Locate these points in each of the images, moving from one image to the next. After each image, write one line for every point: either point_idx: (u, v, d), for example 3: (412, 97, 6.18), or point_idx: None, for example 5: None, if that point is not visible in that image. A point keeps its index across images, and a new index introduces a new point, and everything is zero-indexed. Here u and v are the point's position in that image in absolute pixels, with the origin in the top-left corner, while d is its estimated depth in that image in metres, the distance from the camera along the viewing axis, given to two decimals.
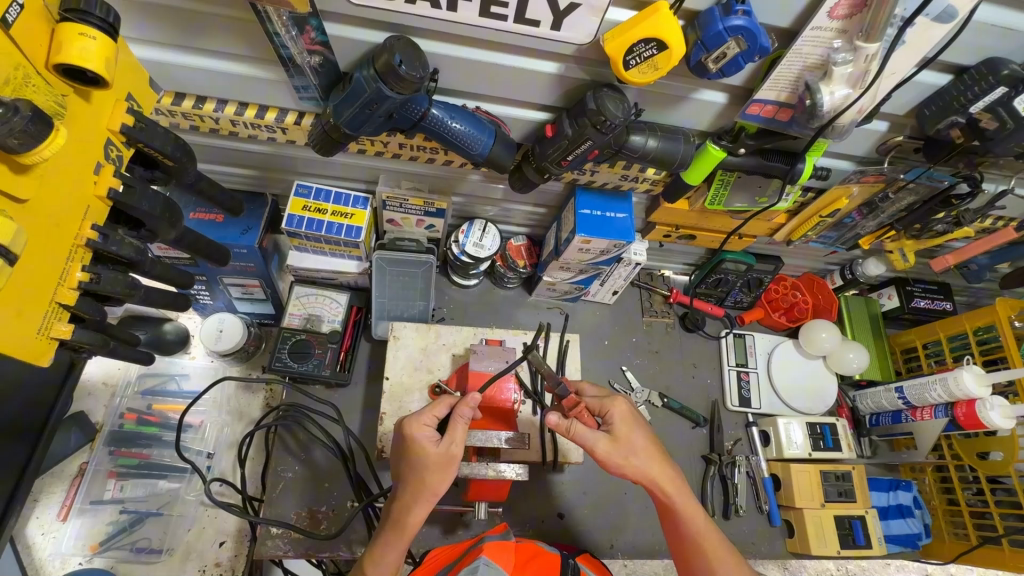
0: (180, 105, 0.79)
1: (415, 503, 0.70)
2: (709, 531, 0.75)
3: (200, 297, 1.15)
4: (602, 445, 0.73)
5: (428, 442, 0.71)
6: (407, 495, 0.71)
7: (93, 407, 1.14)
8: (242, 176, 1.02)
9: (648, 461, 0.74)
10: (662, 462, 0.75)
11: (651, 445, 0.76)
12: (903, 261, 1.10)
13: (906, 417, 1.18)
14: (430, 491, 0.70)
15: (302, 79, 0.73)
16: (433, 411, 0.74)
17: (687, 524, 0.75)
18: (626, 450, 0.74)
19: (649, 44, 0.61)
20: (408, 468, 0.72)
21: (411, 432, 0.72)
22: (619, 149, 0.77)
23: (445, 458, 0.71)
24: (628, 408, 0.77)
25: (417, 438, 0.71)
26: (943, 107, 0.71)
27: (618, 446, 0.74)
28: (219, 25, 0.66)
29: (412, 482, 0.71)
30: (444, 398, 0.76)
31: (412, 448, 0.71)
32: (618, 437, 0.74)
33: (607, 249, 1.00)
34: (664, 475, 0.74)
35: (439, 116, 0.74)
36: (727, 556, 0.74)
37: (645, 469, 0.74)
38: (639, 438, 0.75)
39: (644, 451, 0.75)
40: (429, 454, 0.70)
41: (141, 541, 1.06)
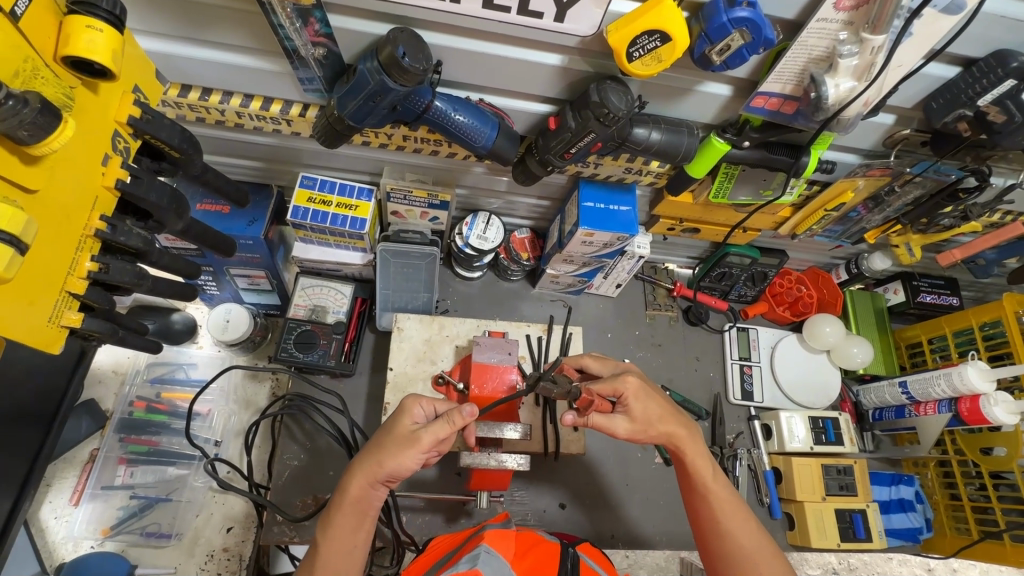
0: (186, 97, 0.80)
1: (365, 470, 0.68)
2: (720, 485, 0.75)
3: (207, 287, 1.16)
4: (624, 425, 0.75)
5: (409, 415, 0.70)
6: (360, 462, 0.69)
7: (103, 395, 1.16)
8: (248, 168, 1.03)
9: (662, 421, 0.76)
10: (677, 420, 0.77)
11: (666, 408, 0.76)
12: (909, 256, 1.10)
13: (910, 412, 1.18)
14: (380, 459, 0.67)
15: (307, 71, 0.73)
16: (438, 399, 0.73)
17: (701, 480, 0.75)
18: (644, 420, 0.75)
19: (653, 36, 0.61)
20: (380, 433, 0.71)
21: (402, 406, 0.71)
22: (622, 141, 0.77)
23: (410, 439, 0.67)
24: (639, 382, 0.77)
25: (404, 411, 0.70)
26: (950, 100, 0.71)
27: (636, 423, 0.75)
28: (224, 17, 0.66)
29: (373, 448, 0.69)
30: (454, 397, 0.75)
31: (394, 418, 0.71)
32: (633, 413, 0.75)
33: (610, 242, 1.00)
34: (679, 431, 0.76)
35: (443, 108, 0.74)
36: (739, 512, 0.73)
37: (660, 428, 0.76)
38: (656, 407, 0.76)
39: (659, 413, 0.76)
40: (402, 425, 0.69)
41: (150, 526, 1.08)
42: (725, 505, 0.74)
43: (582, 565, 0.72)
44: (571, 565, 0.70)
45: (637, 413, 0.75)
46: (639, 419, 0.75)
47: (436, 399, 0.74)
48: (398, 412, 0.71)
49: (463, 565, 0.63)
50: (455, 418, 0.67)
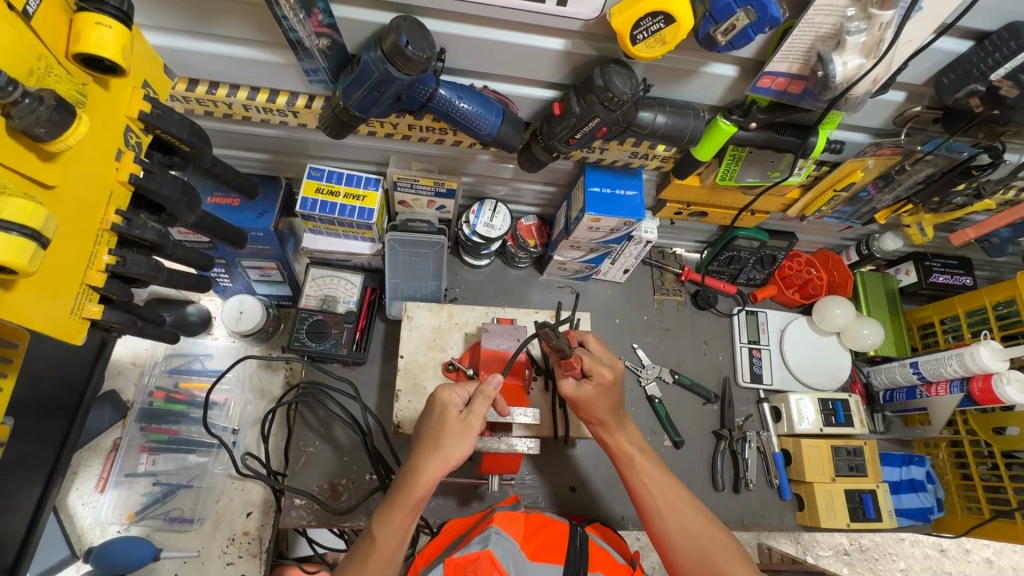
0: (194, 91, 0.81)
1: (429, 465, 0.72)
2: (652, 468, 0.84)
3: (220, 280, 1.18)
4: (571, 396, 0.84)
5: (451, 406, 0.75)
6: (419, 461, 0.73)
7: (124, 386, 1.19)
8: (257, 160, 1.04)
9: (605, 409, 0.84)
10: (614, 410, 0.85)
11: (614, 399, 0.85)
12: (921, 235, 1.09)
13: (921, 393, 1.17)
14: (440, 452, 0.73)
15: (311, 62, 0.73)
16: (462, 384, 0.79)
17: (634, 463, 0.84)
18: (588, 402, 0.83)
19: (656, 18, 0.61)
20: (426, 428, 0.75)
21: (441, 398, 0.76)
22: (627, 126, 0.77)
23: (463, 425, 0.73)
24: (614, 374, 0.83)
25: (444, 402, 0.75)
26: (961, 75, 0.69)
27: (580, 398, 0.83)
28: (230, 11, 0.67)
29: (429, 447, 0.73)
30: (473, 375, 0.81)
31: (436, 412, 0.75)
32: (584, 391, 0.82)
33: (616, 227, 1.00)
34: (614, 420, 0.85)
35: (447, 97, 0.75)
36: (672, 493, 0.82)
37: (600, 413, 0.84)
38: (606, 396, 0.83)
39: (604, 403, 0.83)
40: (449, 414, 0.74)
41: (174, 511, 1.11)
42: (659, 487, 0.82)
43: (591, 543, 0.75)
44: (580, 542, 0.73)
45: (586, 394, 0.82)
46: (585, 400, 0.83)
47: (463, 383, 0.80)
48: (439, 406, 0.75)
49: (475, 546, 0.67)
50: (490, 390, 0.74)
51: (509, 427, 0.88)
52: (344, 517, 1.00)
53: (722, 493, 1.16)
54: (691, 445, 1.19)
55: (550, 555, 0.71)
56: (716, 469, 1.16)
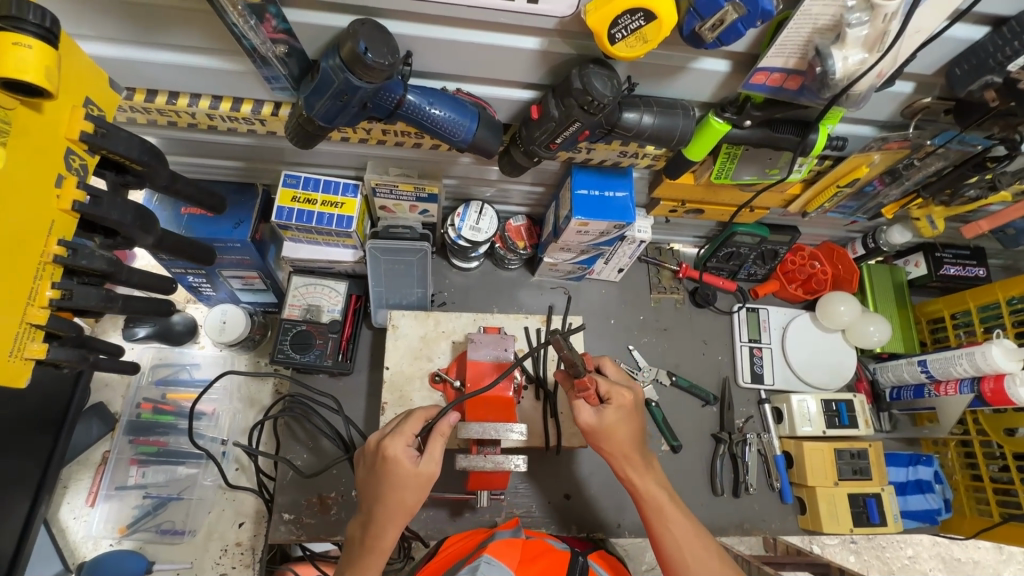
0: (153, 102, 0.76)
1: (393, 521, 0.72)
2: (679, 513, 0.77)
3: (203, 289, 1.16)
4: (589, 424, 0.78)
5: (404, 458, 0.72)
6: (382, 516, 0.72)
7: (111, 398, 1.18)
8: (231, 168, 1.00)
9: (626, 443, 0.78)
10: (636, 446, 0.79)
11: (636, 434, 0.79)
12: (931, 228, 1.03)
13: (929, 392, 1.12)
14: (403, 508, 0.72)
15: (270, 70, 0.68)
16: (410, 429, 0.75)
17: (660, 507, 0.77)
18: (608, 432, 0.77)
19: (635, 15, 0.55)
20: (378, 483, 0.73)
21: (394, 455, 0.72)
22: (611, 128, 0.72)
23: (422, 476, 0.73)
24: (632, 401, 0.79)
25: (397, 459, 0.72)
26: (976, 65, 0.63)
27: (599, 425, 0.77)
28: (177, 18, 0.62)
29: (390, 504, 0.72)
30: (419, 413, 0.78)
31: (390, 470, 0.72)
32: (604, 418, 0.77)
33: (606, 230, 0.95)
34: (636, 457, 0.78)
35: (416, 103, 0.70)
36: (698, 542, 0.75)
37: (621, 447, 0.78)
38: (628, 428, 0.78)
39: (625, 437, 0.78)
40: (405, 470, 0.72)
41: (165, 523, 1.11)
42: (685, 534, 0.75)
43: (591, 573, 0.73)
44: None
45: (607, 422, 0.77)
46: (606, 430, 0.77)
47: (406, 425, 0.76)
48: (392, 463, 0.72)
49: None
50: (444, 429, 0.74)
51: (497, 443, 0.86)
52: (334, 530, 0.99)
53: (720, 497, 1.13)
54: (688, 449, 1.16)
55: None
56: (714, 472, 1.13)
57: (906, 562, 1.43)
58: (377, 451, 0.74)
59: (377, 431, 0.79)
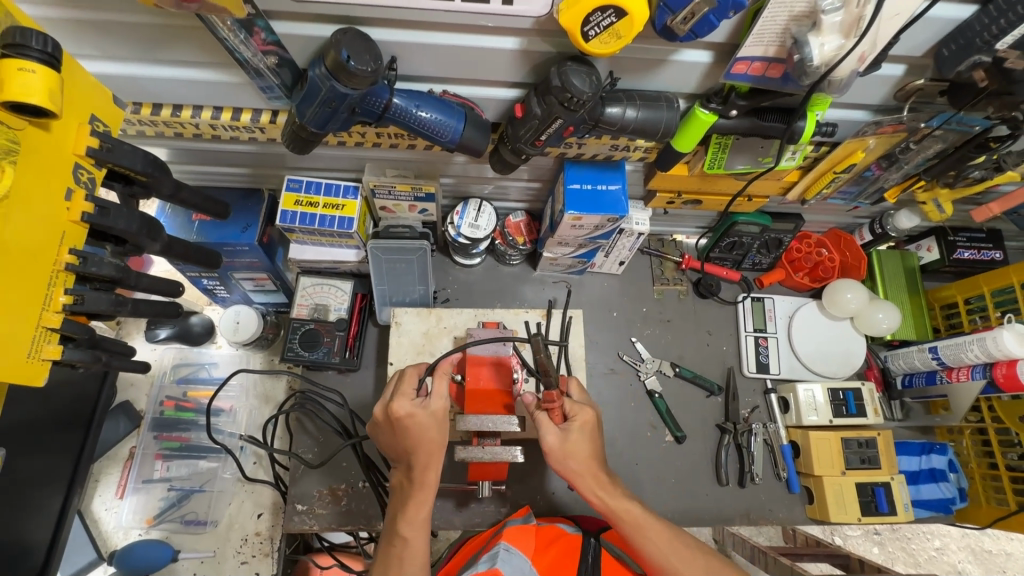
0: (159, 115, 0.81)
1: (432, 458, 0.77)
2: (655, 521, 0.79)
3: (217, 291, 1.21)
4: (555, 444, 0.80)
5: (416, 410, 0.77)
6: (422, 458, 0.77)
7: (137, 396, 1.24)
8: (237, 175, 1.04)
9: (589, 462, 0.80)
10: (597, 465, 0.81)
11: (596, 449, 0.82)
12: (939, 213, 1.00)
13: (941, 379, 1.10)
14: (435, 445, 0.77)
15: (264, 80, 0.71)
16: (409, 386, 0.79)
17: (635, 521, 0.78)
18: (571, 450, 0.79)
19: (606, 12, 0.56)
20: (403, 434, 0.77)
21: (406, 412, 0.77)
22: (596, 123, 0.73)
23: (438, 413, 0.79)
24: (592, 419, 0.82)
25: (410, 411, 0.77)
26: (964, 46, 0.62)
27: (564, 445, 0.79)
28: (173, 36, 0.66)
29: (425, 445, 0.77)
30: (411, 370, 0.82)
31: (409, 422, 0.77)
32: (567, 438, 0.80)
33: (600, 224, 0.96)
34: (602, 476, 0.80)
35: (403, 106, 0.72)
36: (681, 545, 0.77)
37: (585, 466, 0.80)
38: (587, 445, 0.81)
39: (587, 454, 0.80)
40: (422, 415, 0.77)
41: (189, 515, 1.17)
42: (666, 540, 0.77)
43: (603, 554, 0.84)
44: (591, 559, 0.82)
45: (570, 441, 0.80)
46: (569, 448, 0.79)
47: (406, 383, 0.80)
48: (408, 419, 0.76)
49: (485, 564, 0.74)
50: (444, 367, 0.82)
51: (497, 434, 0.89)
52: (345, 520, 1.03)
53: (725, 487, 1.13)
54: (693, 439, 1.16)
55: (561, 569, 0.80)
56: (719, 463, 1.13)
57: (934, 553, 1.41)
58: (388, 414, 0.78)
59: (379, 402, 0.83)
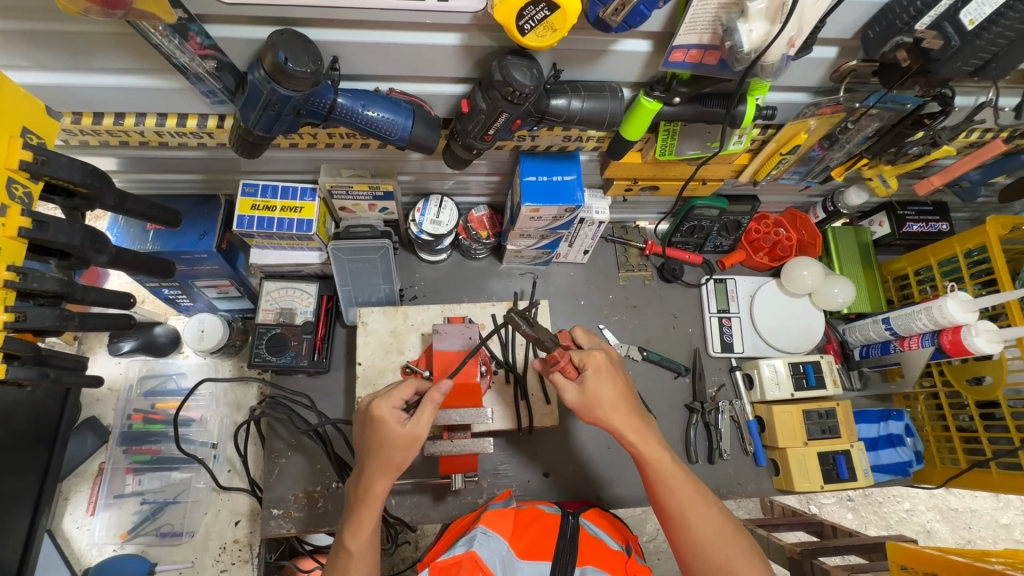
0: (101, 124, 0.79)
1: (383, 474, 0.77)
2: (678, 471, 0.79)
3: (180, 300, 1.19)
4: (577, 398, 0.81)
5: (390, 420, 0.76)
6: (374, 469, 0.77)
7: (103, 411, 1.22)
8: (192, 181, 1.02)
9: (614, 407, 0.80)
10: (628, 408, 0.81)
11: (623, 394, 0.81)
12: (885, 187, 1.04)
13: (894, 348, 1.14)
14: (390, 463, 0.76)
15: (205, 84, 0.70)
16: (398, 393, 0.78)
17: (663, 474, 0.79)
18: (594, 398, 0.80)
19: (539, 6, 0.57)
20: (370, 440, 0.77)
21: (379, 416, 0.76)
22: (541, 115, 0.73)
23: (410, 436, 0.76)
24: (605, 360, 0.82)
25: (383, 418, 0.76)
26: (886, 28, 0.64)
27: (587, 396, 0.80)
28: (109, 43, 0.65)
29: (380, 460, 0.76)
30: (412, 380, 0.81)
31: (378, 429, 0.76)
32: (586, 389, 0.80)
33: (558, 215, 0.97)
34: (635, 422, 0.81)
35: (349, 106, 0.72)
36: (697, 496, 0.79)
37: (610, 413, 0.80)
38: (612, 389, 0.81)
39: (615, 397, 0.80)
40: (392, 429, 0.75)
41: (165, 527, 1.16)
42: (686, 492, 0.78)
43: (580, 531, 0.86)
44: (570, 535, 0.84)
45: (591, 390, 0.80)
46: (591, 397, 0.80)
47: (394, 391, 0.79)
48: (378, 422, 0.76)
49: (461, 549, 0.77)
50: (436, 398, 0.76)
51: (467, 427, 0.90)
52: (322, 522, 1.04)
53: (696, 465, 1.17)
54: (663, 420, 1.19)
55: (538, 551, 0.82)
56: (689, 441, 1.16)
57: (904, 514, 1.47)
58: (367, 411, 0.78)
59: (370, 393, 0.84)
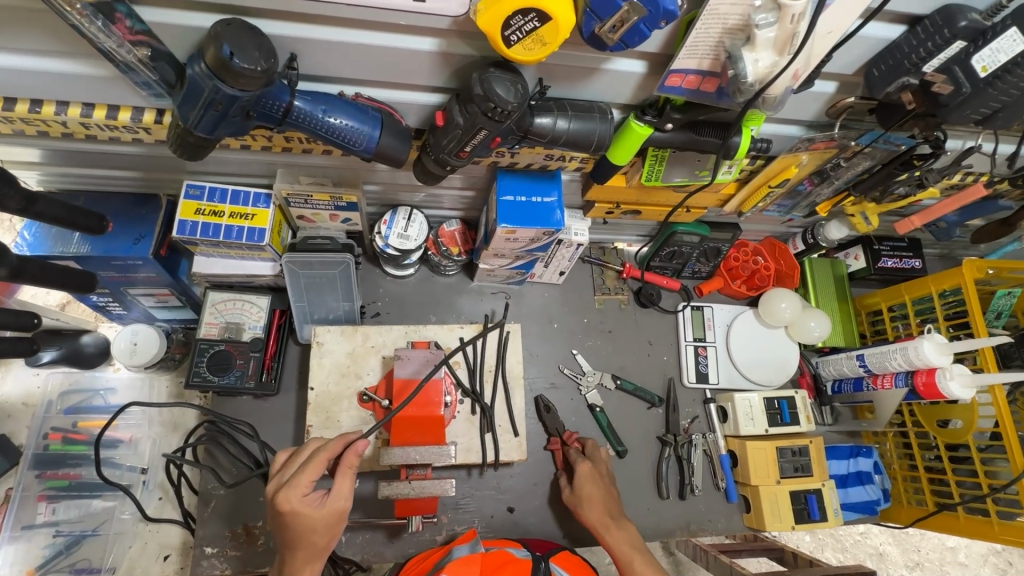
0: (13, 111, 0.68)
1: (311, 559, 0.73)
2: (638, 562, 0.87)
3: (111, 308, 1.07)
4: (568, 494, 1.00)
5: (305, 509, 0.70)
6: (299, 557, 0.72)
7: (16, 429, 1.09)
8: (129, 179, 0.91)
9: (596, 509, 0.95)
10: (601, 507, 0.96)
11: (603, 495, 0.97)
12: (866, 225, 1.01)
13: (868, 385, 1.13)
14: (317, 546, 0.72)
15: (138, 75, 0.61)
16: (306, 476, 0.71)
17: (630, 562, 0.87)
18: (580, 495, 0.98)
19: (528, 16, 0.50)
20: (286, 530, 0.71)
21: (292, 508, 0.69)
22: (524, 134, 0.67)
23: (333, 513, 0.71)
24: (591, 467, 1.01)
25: (296, 510, 0.69)
26: (892, 67, 0.61)
27: (575, 494, 0.99)
28: (13, 20, 0.55)
29: (304, 548, 0.71)
30: (318, 454, 0.72)
31: (295, 519, 0.70)
32: (575, 488, 0.99)
33: (537, 237, 0.90)
34: (608, 520, 0.93)
35: (308, 110, 0.63)
36: None
37: (592, 514, 0.95)
38: (599, 491, 0.98)
39: (597, 497, 0.97)
40: (311, 516, 0.70)
41: (81, 563, 1.02)
42: None
43: None
44: None
45: (578, 488, 0.98)
46: (578, 495, 0.98)
47: (301, 474, 0.71)
48: (292, 516, 0.69)
49: None
50: (351, 461, 0.72)
51: (427, 465, 0.82)
52: (259, 561, 0.95)
53: (666, 501, 1.12)
54: (634, 454, 1.14)
55: None
56: (660, 475, 1.12)
57: (859, 538, 1.47)
58: (273, 504, 0.71)
59: (270, 474, 0.75)
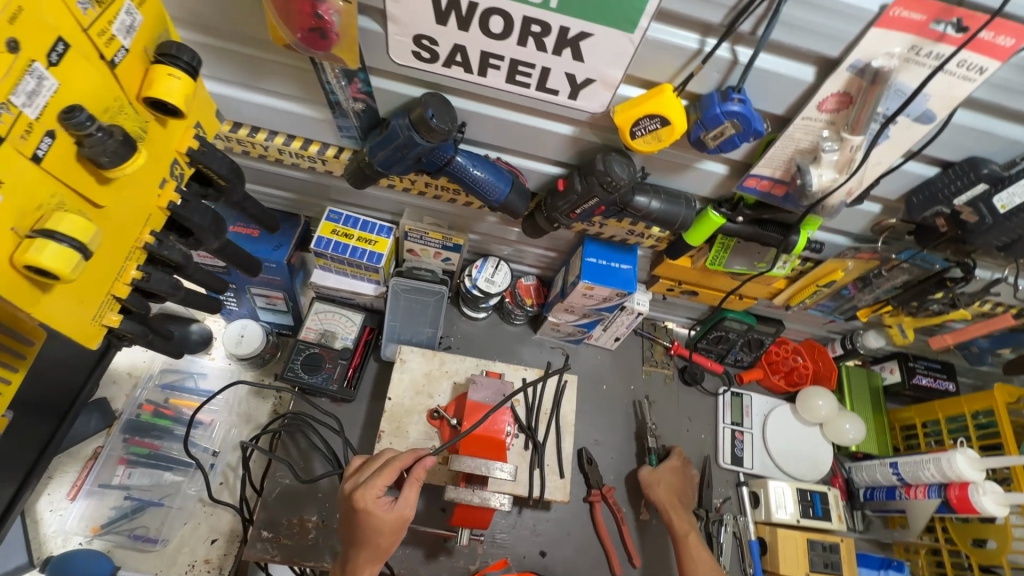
0: (236, 133, 0.89)
1: (372, 560, 0.79)
2: (697, 543, 1.04)
3: (228, 303, 1.24)
4: (646, 473, 1.15)
5: (376, 508, 0.77)
6: (363, 555, 0.79)
7: (115, 395, 1.21)
8: (283, 199, 1.12)
9: (667, 491, 1.12)
10: (676, 494, 1.13)
11: (680, 486, 1.14)
12: (901, 336, 1.12)
13: (901, 494, 1.17)
14: (379, 548, 0.79)
15: (345, 120, 0.82)
16: (380, 480, 0.78)
17: (687, 539, 1.04)
18: (657, 476, 1.14)
19: (654, 120, 0.68)
20: (354, 528, 0.78)
21: (365, 507, 0.76)
22: (623, 207, 0.84)
23: (398, 519, 0.78)
24: (677, 464, 1.18)
25: (368, 509, 0.76)
26: (929, 197, 0.76)
27: (653, 474, 1.15)
28: (280, 72, 0.77)
29: (368, 549, 0.78)
30: (394, 461, 0.79)
31: (365, 519, 0.77)
32: (656, 473, 1.15)
33: (609, 296, 1.05)
34: (676, 503, 1.11)
35: (463, 164, 0.82)
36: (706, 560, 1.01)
37: (665, 493, 1.12)
38: (675, 482, 1.15)
39: (672, 485, 1.14)
40: (381, 517, 0.76)
41: (139, 529, 1.10)
42: (698, 552, 1.02)
43: None
44: None
45: (659, 472, 1.15)
46: (657, 477, 1.14)
47: (375, 479, 0.78)
48: (363, 515, 0.76)
49: None
50: (417, 472, 0.80)
51: (484, 481, 0.91)
52: (307, 555, 1.00)
53: None
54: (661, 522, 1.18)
55: None
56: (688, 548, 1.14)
57: None
58: (348, 500, 0.78)
59: (347, 474, 0.83)
